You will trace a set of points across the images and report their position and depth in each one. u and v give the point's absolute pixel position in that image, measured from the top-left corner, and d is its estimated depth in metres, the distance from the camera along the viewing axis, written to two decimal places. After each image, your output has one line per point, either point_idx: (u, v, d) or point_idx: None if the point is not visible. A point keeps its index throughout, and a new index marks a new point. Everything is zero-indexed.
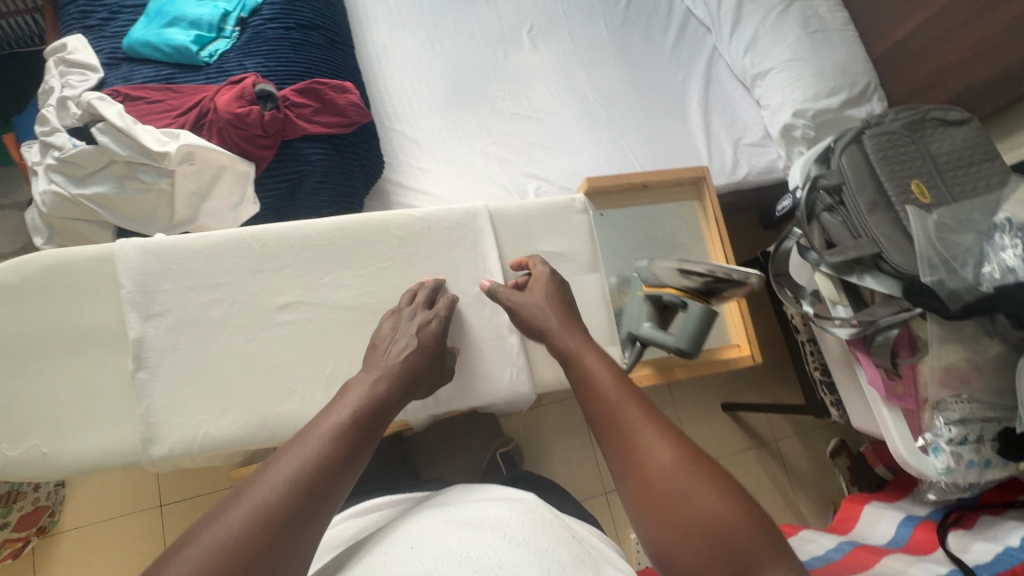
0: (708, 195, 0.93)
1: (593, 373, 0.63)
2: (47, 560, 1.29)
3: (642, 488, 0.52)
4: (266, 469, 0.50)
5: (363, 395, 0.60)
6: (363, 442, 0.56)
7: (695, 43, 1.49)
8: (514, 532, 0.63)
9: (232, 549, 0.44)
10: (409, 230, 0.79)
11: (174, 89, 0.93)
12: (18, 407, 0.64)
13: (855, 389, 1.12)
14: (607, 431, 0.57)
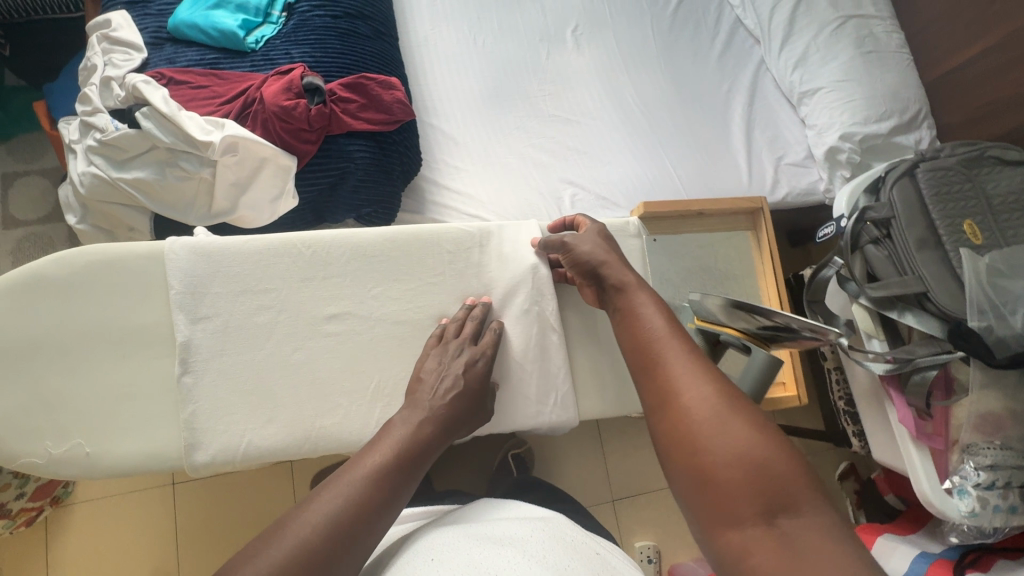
0: (765, 227, 0.93)
1: (643, 321, 0.65)
2: (60, 529, 1.30)
3: (678, 420, 0.54)
4: (311, 504, 0.53)
5: (404, 434, 0.62)
6: (402, 481, 0.58)
7: (742, 54, 1.45)
8: (534, 550, 0.60)
9: None
10: (461, 244, 0.78)
11: (220, 76, 0.91)
12: (59, 404, 0.63)
13: (881, 424, 1.11)
14: (650, 369, 0.60)
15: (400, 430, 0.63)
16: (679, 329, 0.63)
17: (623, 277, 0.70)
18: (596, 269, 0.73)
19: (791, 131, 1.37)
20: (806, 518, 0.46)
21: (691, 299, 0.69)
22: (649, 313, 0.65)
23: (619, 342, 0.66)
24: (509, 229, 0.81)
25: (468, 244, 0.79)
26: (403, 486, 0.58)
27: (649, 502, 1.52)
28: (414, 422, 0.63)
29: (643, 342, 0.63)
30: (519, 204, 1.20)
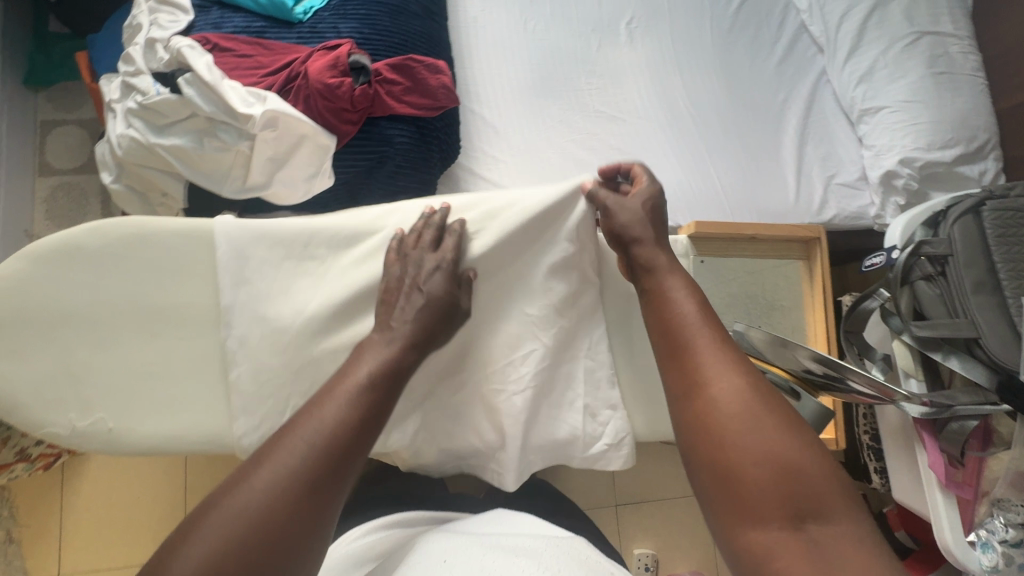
0: (819, 259, 0.95)
1: (673, 304, 0.61)
2: (76, 474, 1.34)
3: (704, 410, 0.53)
4: (243, 483, 0.46)
5: (356, 404, 0.53)
6: (354, 451, 0.51)
7: (802, 63, 1.38)
8: (548, 562, 0.58)
9: (256, 514, 0.45)
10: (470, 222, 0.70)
11: (265, 46, 0.89)
12: (88, 378, 0.63)
13: (907, 465, 1.08)
14: (675, 355, 0.58)
15: (353, 393, 0.54)
16: (711, 316, 0.59)
17: (654, 258, 0.65)
18: (622, 244, 0.68)
19: (846, 149, 1.31)
20: (835, 528, 0.46)
21: (735, 332, 0.75)
22: (680, 295, 0.61)
23: (645, 322, 0.63)
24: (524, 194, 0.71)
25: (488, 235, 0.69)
26: (352, 453, 0.50)
27: (653, 514, 1.48)
28: (366, 391, 0.54)
29: (673, 325, 0.60)
30: None
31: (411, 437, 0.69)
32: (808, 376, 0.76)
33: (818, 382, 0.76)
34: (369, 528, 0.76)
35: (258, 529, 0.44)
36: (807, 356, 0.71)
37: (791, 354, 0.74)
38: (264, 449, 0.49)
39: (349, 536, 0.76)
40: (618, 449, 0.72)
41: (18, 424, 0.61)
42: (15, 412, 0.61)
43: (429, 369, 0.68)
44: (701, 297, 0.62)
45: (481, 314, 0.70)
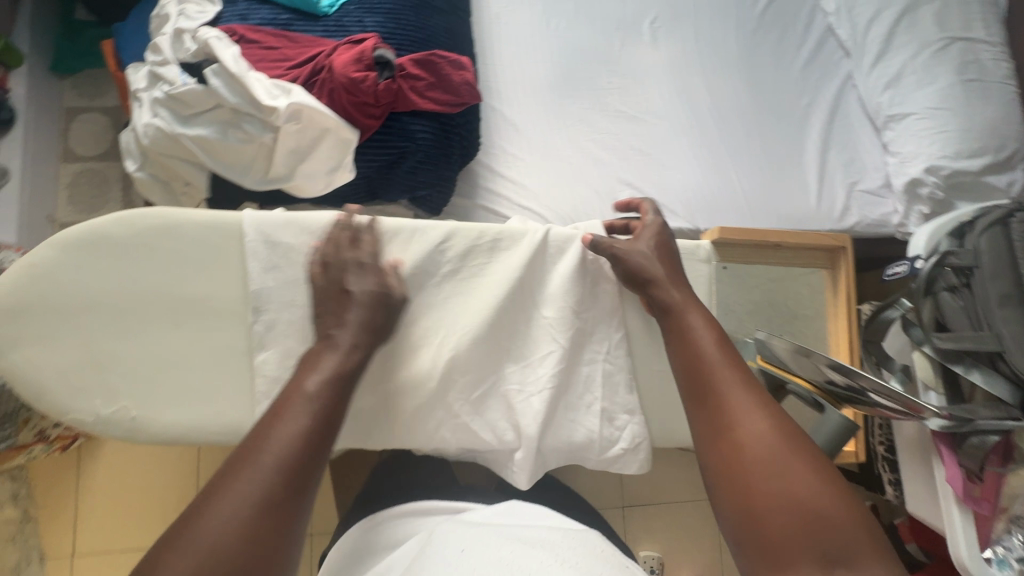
0: (844, 267, 0.99)
1: (697, 342, 0.64)
2: (92, 456, 1.37)
3: (731, 452, 0.55)
4: (201, 516, 0.46)
5: (312, 413, 0.53)
6: (309, 472, 0.51)
7: (828, 66, 1.36)
8: (566, 554, 0.58)
9: (235, 528, 0.46)
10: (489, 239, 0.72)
11: (290, 38, 0.89)
12: (113, 365, 0.63)
13: (923, 478, 1.06)
14: (700, 395, 0.60)
15: (304, 411, 0.53)
16: (734, 354, 0.62)
17: (668, 296, 0.67)
18: (638, 284, 0.70)
19: (870, 156, 1.29)
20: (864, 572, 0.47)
21: (756, 339, 0.76)
22: (703, 333, 0.64)
23: (671, 359, 0.65)
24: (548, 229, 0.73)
25: (513, 265, 0.71)
26: (309, 473, 0.50)
27: (662, 517, 1.47)
28: (316, 408, 0.53)
29: (697, 364, 0.62)
30: (574, 201, 1.15)
31: (427, 434, 0.68)
32: (832, 388, 0.74)
33: (841, 395, 0.75)
34: (384, 519, 0.76)
35: (242, 542, 0.45)
36: (827, 364, 0.70)
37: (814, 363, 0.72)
38: (234, 460, 0.50)
39: (364, 526, 0.76)
40: (635, 452, 0.72)
41: (45, 409, 0.61)
42: (39, 398, 0.61)
43: (447, 366, 0.68)
44: (721, 334, 0.64)
45: (501, 316, 0.70)
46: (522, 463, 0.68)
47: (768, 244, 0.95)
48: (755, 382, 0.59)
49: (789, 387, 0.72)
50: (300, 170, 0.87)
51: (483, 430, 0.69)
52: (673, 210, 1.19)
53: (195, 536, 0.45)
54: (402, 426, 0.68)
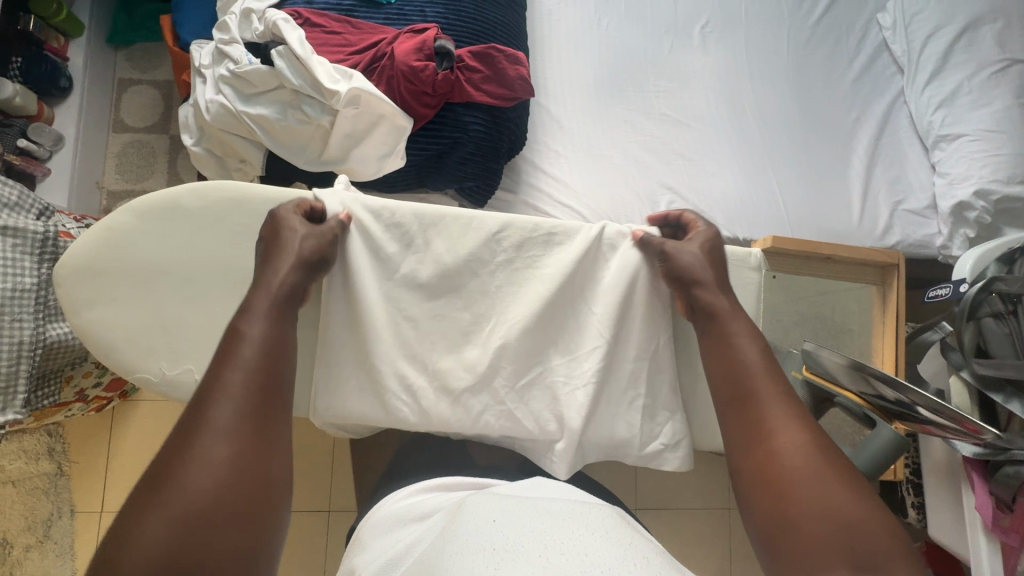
0: (895, 285, 0.98)
1: (738, 352, 0.64)
2: (123, 418, 1.41)
3: (766, 461, 0.55)
4: (176, 470, 0.46)
5: (262, 345, 0.56)
6: (271, 410, 0.53)
7: (880, 82, 1.34)
8: (597, 524, 0.56)
9: (229, 453, 0.48)
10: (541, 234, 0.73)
11: (353, 25, 0.91)
12: (177, 330, 0.64)
13: (949, 504, 1.06)
14: (736, 402, 0.61)
15: (248, 354, 0.55)
16: (773, 364, 0.62)
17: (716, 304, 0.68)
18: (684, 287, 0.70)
19: (917, 175, 1.27)
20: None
21: (805, 350, 0.78)
22: (746, 345, 0.64)
23: (707, 366, 0.66)
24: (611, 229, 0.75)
25: (567, 260, 0.73)
26: (270, 411, 0.53)
27: (677, 521, 1.45)
28: (263, 344, 0.56)
29: (735, 373, 0.63)
30: (615, 200, 1.16)
31: (470, 422, 0.69)
32: (882, 404, 0.76)
33: (892, 411, 0.77)
34: (412, 490, 0.75)
35: (237, 466, 0.48)
36: (880, 378, 0.71)
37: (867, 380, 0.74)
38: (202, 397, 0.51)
39: (393, 497, 0.76)
40: (675, 450, 0.73)
41: (114, 367, 0.64)
42: (107, 356, 0.63)
43: (494, 355, 0.69)
44: (766, 346, 0.65)
45: (548, 309, 0.71)
46: (563, 453, 0.69)
47: (816, 256, 0.96)
48: (794, 395, 0.59)
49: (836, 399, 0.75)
50: (354, 156, 0.89)
51: (526, 420, 0.70)
52: (712, 217, 1.19)
53: (189, 464, 0.47)
54: (447, 411, 0.69)
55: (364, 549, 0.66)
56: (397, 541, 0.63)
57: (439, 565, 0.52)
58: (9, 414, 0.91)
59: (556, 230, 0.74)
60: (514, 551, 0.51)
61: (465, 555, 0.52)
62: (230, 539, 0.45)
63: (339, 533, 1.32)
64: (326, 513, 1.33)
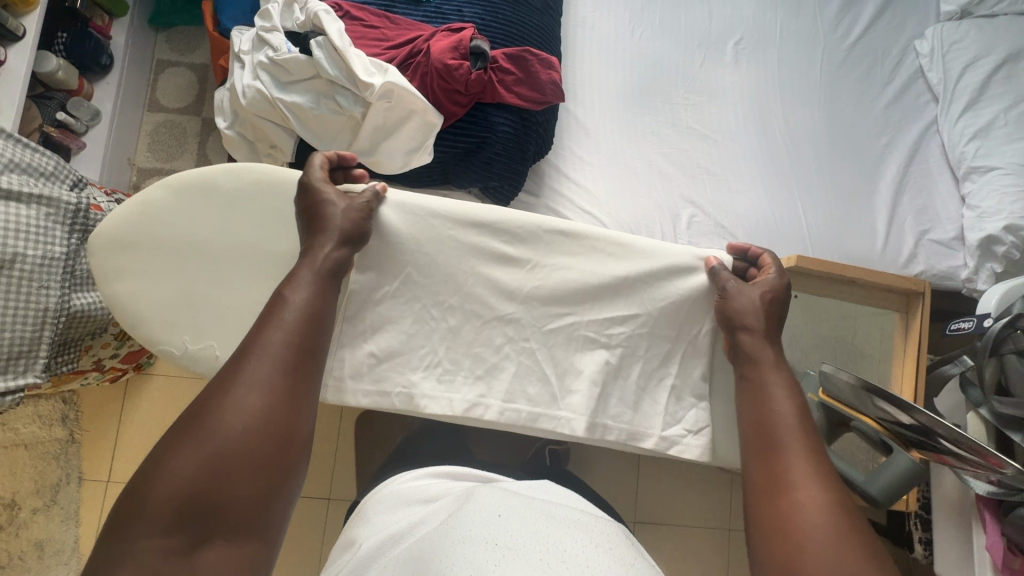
0: (920, 313, 0.96)
1: (772, 402, 0.64)
2: (136, 391, 1.43)
3: (779, 513, 0.54)
4: (212, 411, 0.50)
5: (314, 291, 0.61)
6: (305, 371, 0.56)
7: (913, 108, 1.32)
8: (600, 537, 0.56)
9: (271, 392, 0.53)
10: (562, 238, 0.74)
11: (392, 20, 0.94)
12: (202, 307, 0.65)
13: (957, 541, 1.03)
14: (761, 450, 0.61)
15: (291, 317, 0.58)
16: (811, 423, 0.61)
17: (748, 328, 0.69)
18: (729, 314, 0.71)
19: (945, 205, 1.25)
20: None
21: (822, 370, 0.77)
22: (780, 395, 0.64)
23: (740, 410, 0.67)
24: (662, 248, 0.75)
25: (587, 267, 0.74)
26: (305, 372, 0.56)
27: (676, 537, 1.43)
28: (314, 287, 0.61)
29: (765, 424, 0.62)
30: (635, 210, 1.16)
31: (482, 410, 0.70)
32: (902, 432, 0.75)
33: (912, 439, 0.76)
34: (419, 474, 0.76)
35: (274, 405, 0.53)
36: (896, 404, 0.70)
37: (882, 406, 0.73)
38: (255, 334, 0.56)
39: (401, 478, 0.77)
40: (693, 443, 0.72)
41: (140, 338, 0.65)
42: (135, 328, 0.65)
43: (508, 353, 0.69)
44: (802, 401, 0.63)
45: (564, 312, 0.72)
46: None
47: (841, 278, 0.95)
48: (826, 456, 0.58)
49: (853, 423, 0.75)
50: (383, 149, 0.90)
51: (534, 419, 0.71)
52: (733, 232, 1.18)
53: (235, 394, 0.52)
54: (459, 395, 0.70)
55: (368, 525, 0.68)
56: (400, 521, 0.64)
57: (439, 550, 0.53)
58: (28, 379, 0.93)
59: (579, 235, 0.74)
60: (517, 550, 0.52)
61: (465, 547, 0.52)
62: (247, 485, 0.49)
63: (337, 522, 1.33)
64: (325, 501, 1.34)
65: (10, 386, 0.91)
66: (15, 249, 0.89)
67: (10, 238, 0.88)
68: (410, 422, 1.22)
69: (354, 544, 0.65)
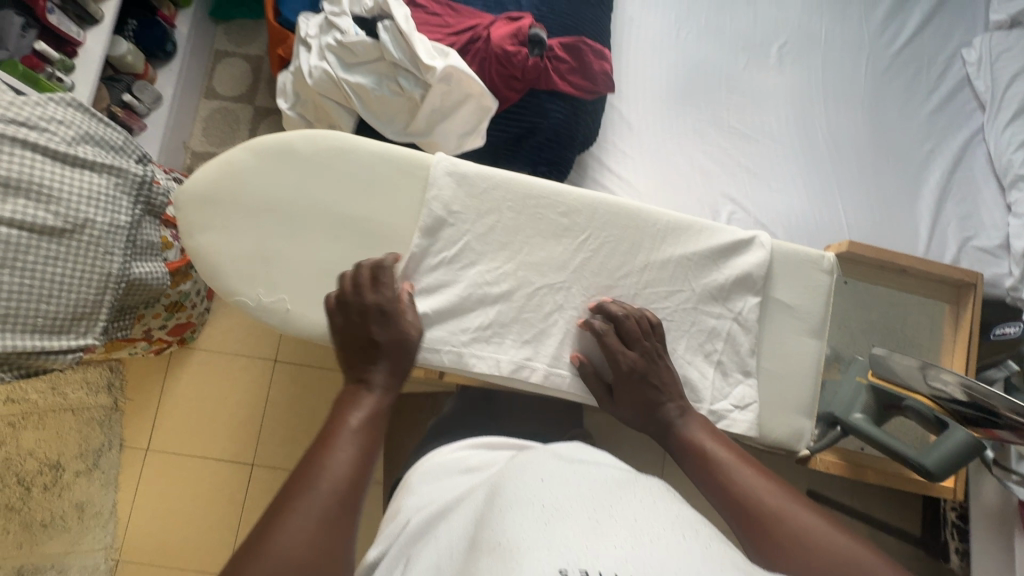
0: (970, 306, 0.98)
1: (706, 449, 0.64)
2: (179, 363, 1.49)
3: (782, 550, 0.51)
4: (266, 541, 0.47)
5: (369, 411, 0.59)
6: (359, 494, 0.53)
7: (959, 116, 1.31)
8: (645, 494, 0.51)
9: (328, 515, 0.50)
10: (617, 214, 0.77)
11: (454, 10, 0.99)
12: (279, 262, 0.70)
13: (997, 551, 1.01)
14: (733, 505, 0.57)
15: (349, 438, 0.56)
16: (747, 455, 0.62)
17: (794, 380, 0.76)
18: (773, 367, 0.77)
19: (990, 213, 1.23)
20: None
21: (877, 354, 0.82)
22: (708, 441, 0.65)
23: (686, 467, 0.65)
24: (715, 239, 0.78)
25: (639, 242, 0.77)
26: (360, 494, 0.52)
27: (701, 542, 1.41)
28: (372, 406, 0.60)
29: (718, 477, 0.61)
30: (675, 204, 1.18)
31: (528, 371, 0.73)
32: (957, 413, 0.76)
33: (969, 418, 0.75)
34: (460, 445, 0.77)
35: (332, 526, 0.49)
36: (951, 380, 0.72)
37: (932, 382, 0.75)
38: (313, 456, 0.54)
39: (441, 451, 0.78)
40: (743, 412, 0.75)
41: (219, 290, 0.70)
42: (214, 279, 0.70)
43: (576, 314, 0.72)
44: (706, 425, 0.68)
45: (614, 284, 0.76)
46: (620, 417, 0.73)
47: (891, 266, 0.97)
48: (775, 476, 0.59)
49: (906, 401, 0.82)
50: (439, 143, 0.94)
51: (581, 384, 0.74)
52: (768, 228, 1.20)
53: (289, 521, 0.48)
54: (507, 356, 0.73)
55: (415, 495, 0.69)
56: (449, 491, 0.66)
57: (488, 518, 0.50)
58: (87, 340, 0.89)
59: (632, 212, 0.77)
60: (563, 511, 0.48)
61: (507, 514, 0.49)
62: None
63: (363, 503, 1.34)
64: None
65: (70, 346, 0.87)
66: (85, 216, 0.85)
67: (79, 204, 0.84)
68: (443, 403, 1.25)
69: (403, 515, 0.66)
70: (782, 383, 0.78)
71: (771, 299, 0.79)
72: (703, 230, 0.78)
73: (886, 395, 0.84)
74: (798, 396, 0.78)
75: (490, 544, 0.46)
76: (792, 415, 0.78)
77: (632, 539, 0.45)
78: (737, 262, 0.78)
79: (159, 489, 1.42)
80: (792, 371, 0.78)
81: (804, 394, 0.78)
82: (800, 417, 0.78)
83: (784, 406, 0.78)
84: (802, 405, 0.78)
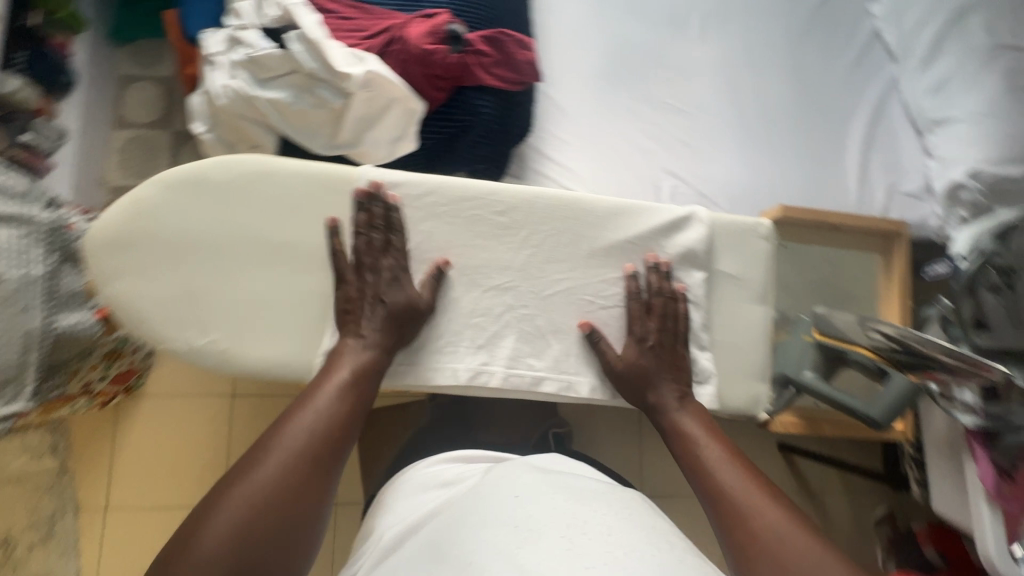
0: (899, 251, 1.03)
1: (698, 445, 0.68)
2: (126, 414, 1.39)
3: (753, 549, 0.56)
4: (245, 476, 0.54)
5: (356, 365, 0.64)
6: (340, 441, 0.59)
7: (874, 70, 1.37)
8: (620, 506, 0.52)
9: (308, 453, 0.57)
10: (557, 205, 0.76)
11: (366, 11, 0.95)
12: (207, 300, 0.66)
13: (951, 475, 1.08)
14: (717, 505, 0.62)
15: (333, 385, 0.62)
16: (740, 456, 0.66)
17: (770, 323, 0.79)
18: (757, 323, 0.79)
19: (910, 160, 1.29)
20: None
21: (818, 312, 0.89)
22: (701, 434, 0.69)
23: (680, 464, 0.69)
24: (657, 218, 0.78)
25: (582, 232, 0.76)
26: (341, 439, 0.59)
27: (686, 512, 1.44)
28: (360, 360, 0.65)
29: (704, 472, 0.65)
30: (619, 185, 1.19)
31: (487, 377, 0.71)
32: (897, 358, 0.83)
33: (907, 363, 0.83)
34: (435, 459, 0.74)
35: (310, 463, 0.56)
36: (890, 330, 0.80)
37: (871, 334, 0.84)
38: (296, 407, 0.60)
39: (417, 465, 0.75)
40: (704, 386, 0.77)
41: (148, 338, 0.65)
42: (139, 326, 0.65)
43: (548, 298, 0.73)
44: (707, 418, 0.71)
45: (565, 277, 0.75)
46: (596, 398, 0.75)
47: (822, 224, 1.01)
48: (761, 475, 0.63)
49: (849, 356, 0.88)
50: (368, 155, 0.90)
51: (544, 381, 0.73)
52: (710, 199, 1.22)
53: (268, 459, 0.55)
54: (463, 363, 0.71)
55: (388, 514, 0.67)
56: (424, 507, 0.63)
57: (455, 539, 0.48)
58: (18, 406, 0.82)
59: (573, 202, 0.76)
60: (538, 530, 0.47)
61: (476, 535, 0.48)
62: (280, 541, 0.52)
63: (344, 529, 1.30)
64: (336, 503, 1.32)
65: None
66: None
67: None
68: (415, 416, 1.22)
69: (377, 534, 0.63)
70: (737, 350, 0.80)
71: (718, 270, 0.80)
72: (645, 210, 0.78)
73: (832, 350, 0.88)
74: (753, 361, 0.80)
75: (461, 565, 0.45)
76: (750, 380, 0.80)
77: (610, 557, 0.45)
78: (682, 237, 0.78)
79: (123, 548, 1.33)
80: (745, 338, 0.80)
81: (759, 358, 0.81)
82: (757, 381, 0.80)
83: (741, 373, 0.80)
84: (758, 370, 0.80)
